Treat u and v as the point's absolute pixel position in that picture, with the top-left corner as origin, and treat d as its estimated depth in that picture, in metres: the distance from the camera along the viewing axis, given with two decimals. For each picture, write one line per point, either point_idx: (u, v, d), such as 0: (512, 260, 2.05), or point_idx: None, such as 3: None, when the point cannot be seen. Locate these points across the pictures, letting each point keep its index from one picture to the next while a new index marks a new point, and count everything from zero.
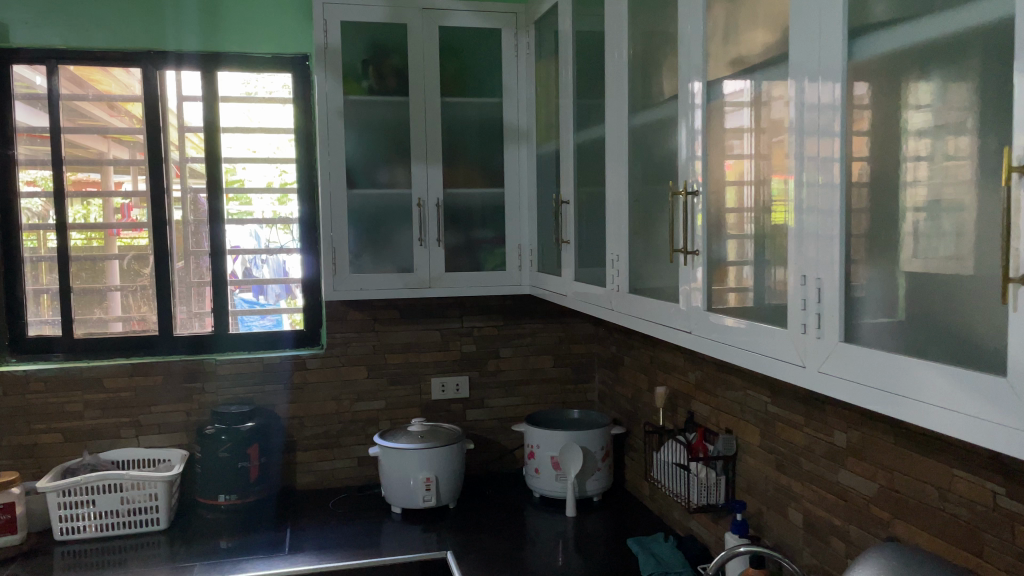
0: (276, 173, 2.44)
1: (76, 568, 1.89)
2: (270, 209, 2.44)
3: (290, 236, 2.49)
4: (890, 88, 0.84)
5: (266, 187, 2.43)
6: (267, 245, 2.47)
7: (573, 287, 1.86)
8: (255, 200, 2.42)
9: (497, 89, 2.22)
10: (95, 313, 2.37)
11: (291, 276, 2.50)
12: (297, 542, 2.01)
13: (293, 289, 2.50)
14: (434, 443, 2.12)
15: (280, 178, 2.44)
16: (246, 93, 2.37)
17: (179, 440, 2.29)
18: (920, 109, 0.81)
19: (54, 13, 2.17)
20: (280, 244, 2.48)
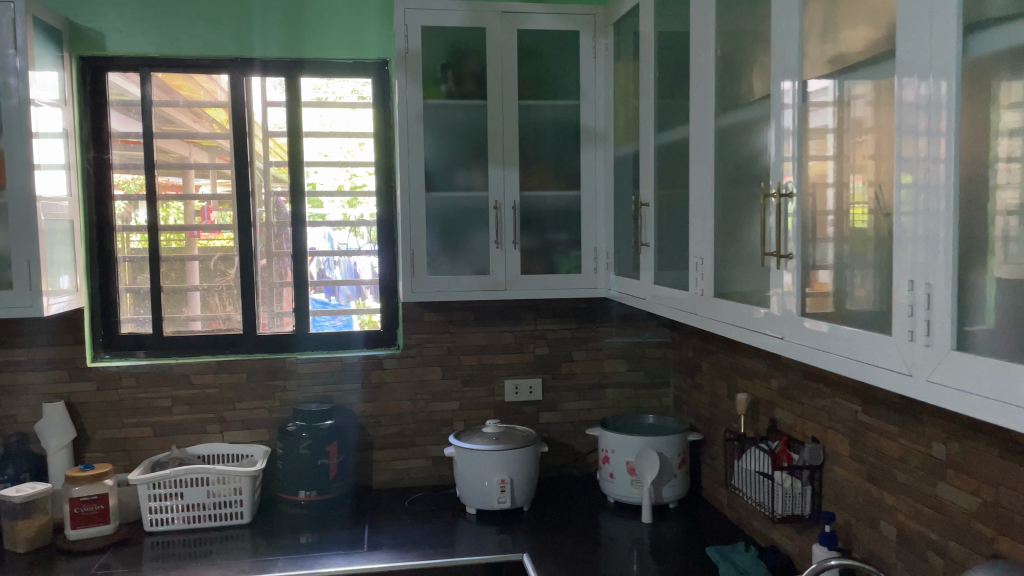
0: (346, 175, 2.47)
1: (166, 558, 1.96)
2: (341, 211, 2.49)
3: (362, 239, 2.50)
4: (985, 88, 0.84)
5: (336, 189, 2.48)
6: (340, 247, 2.50)
7: (652, 291, 1.84)
8: (326, 203, 2.49)
9: (575, 92, 2.21)
10: (181, 313, 2.46)
11: (363, 277, 2.53)
12: (375, 540, 2.04)
13: (364, 290, 2.52)
14: (511, 445, 2.12)
15: (351, 181, 2.47)
16: (317, 99, 2.43)
17: (262, 436, 2.35)
18: (1012, 108, 0.81)
19: (147, 23, 2.26)
20: (353, 248, 2.50)
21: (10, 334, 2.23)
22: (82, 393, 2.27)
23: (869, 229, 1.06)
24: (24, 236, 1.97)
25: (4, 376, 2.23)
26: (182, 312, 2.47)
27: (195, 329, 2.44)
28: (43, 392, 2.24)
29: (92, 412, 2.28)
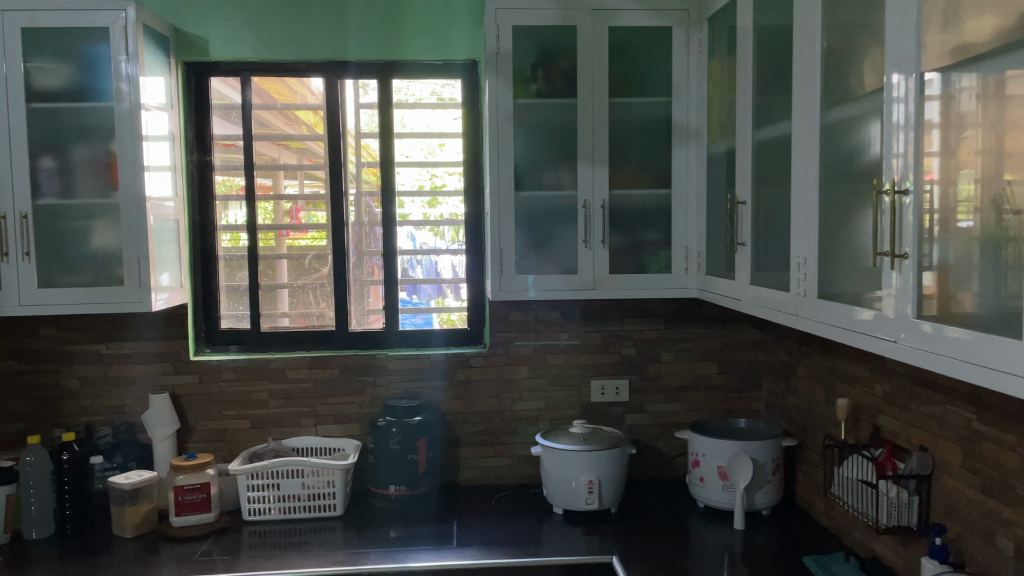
0: (426, 176, 2.50)
1: (263, 547, 2.02)
2: (422, 211, 2.51)
3: (441, 238, 2.53)
4: None
5: (416, 189, 2.49)
6: (422, 246, 2.52)
7: (748, 292, 1.80)
8: (407, 203, 2.50)
9: (667, 88, 2.18)
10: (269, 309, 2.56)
11: (444, 276, 2.54)
12: (464, 536, 2.06)
13: (444, 289, 2.53)
14: (598, 446, 2.10)
15: (431, 181, 2.50)
16: (398, 101, 2.48)
17: (353, 430, 2.41)
18: None
19: (248, 28, 2.34)
20: (434, 246, 2.53)
21: (120, 327, 2.34)
22: (185, 385, 2.37)
23: (982, 227, 1.03)
24: (135, 234, 2.06)
25: (114, 368, 2.34)
26: (272, 309, 2.56)
27: (283, 325, 2.51)
28: (149, 384, 2.35)
29: (194, 403, 2.37)
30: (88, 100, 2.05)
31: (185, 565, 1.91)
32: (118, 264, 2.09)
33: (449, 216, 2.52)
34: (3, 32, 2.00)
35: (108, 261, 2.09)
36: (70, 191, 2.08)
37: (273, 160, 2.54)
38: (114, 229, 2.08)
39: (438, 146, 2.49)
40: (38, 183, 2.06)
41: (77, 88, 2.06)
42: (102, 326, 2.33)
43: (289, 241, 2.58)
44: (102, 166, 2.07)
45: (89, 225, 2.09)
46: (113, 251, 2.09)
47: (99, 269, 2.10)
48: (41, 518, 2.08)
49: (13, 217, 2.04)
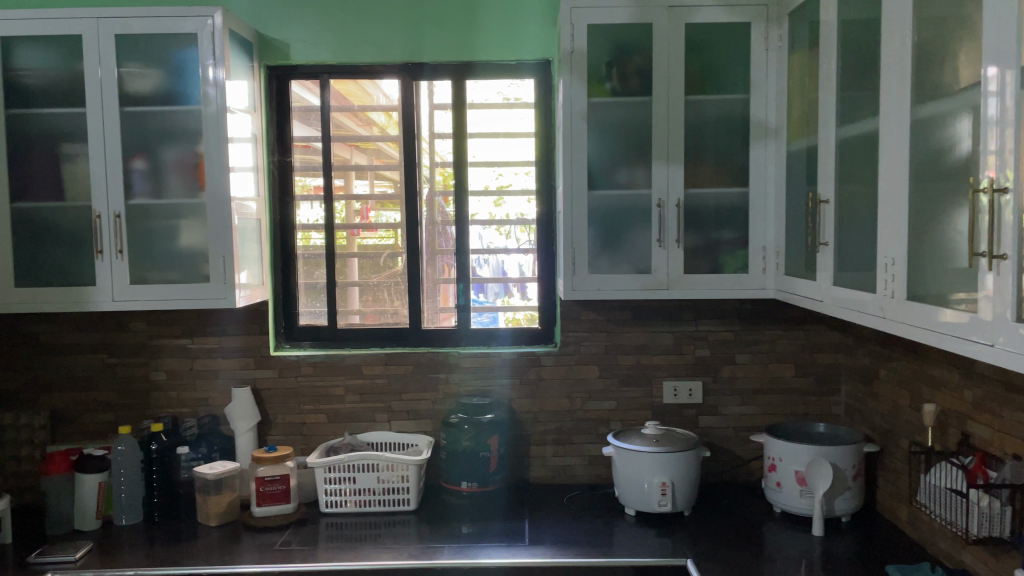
0: (493, 176, 2.51)
1: (339, 539, 2.07)
2: (488, 211, 2.52)
3: (508, 238, 2.53)
4: None
5: (482, 190, 2.50)
6: (489, 246, 2.54)
7: (831, 293, 1.75)
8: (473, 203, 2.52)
9: (746, 85, 2.14)
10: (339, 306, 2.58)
11: (510, 275, 2.54)
12: (536, 534, 2.06)
13: (510, 288, 2.54)
14: (672, 448, 2.07)
15: (497, 181, 2.51)
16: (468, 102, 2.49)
17: (426, 426, 2.44)
18: None
19: (328, 32, 2.39)
20: (501, 246, 2.54)
21: (204, 323, 2.42)
22: (266, 379, 2.44)
23: None
24: (220, 233, 2.14)
25: (199, 362, 2.42)
26: (344, 307, 2.57)
27: (354, 322, 2.55)
28: (232, 377, 2.43)
29: (273, 397, 2.44)
30: (178, 104, 2.14)
31: (267, 554, 1.97)
32: (204, 262, 2.17)
33: (516, 214, 2.53)
34: (99, 39, 2.09)
35: (195, 259, 2.17)
36: (160, 192, 2.16)
37: (346, 160, 2.56)
38: (200, 228, 2.16)
39: (506, 146, 2.50)
40: (131, 184, 2.15)
41: (166, 93, 2.14)
42: (188, 322, 2.42)
43: (364, 242, 2.58)
44: (191, 167, 2.15)
45: (176, 224, 2.17)
46: (200, 249, 2.17)
47: (186, 266, 2.18)
48: (130, 505, 2.18)
49: (107, 216, 2.13)
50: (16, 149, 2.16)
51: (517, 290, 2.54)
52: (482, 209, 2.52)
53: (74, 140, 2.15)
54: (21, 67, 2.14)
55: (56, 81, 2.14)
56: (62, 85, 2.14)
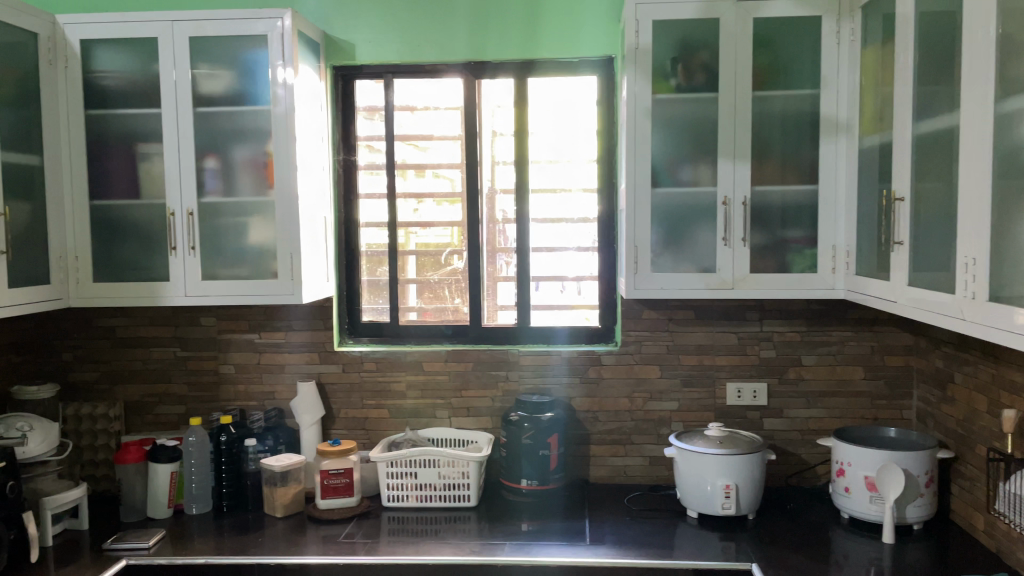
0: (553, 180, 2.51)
1: (401, 533, 2.09)
2: (546, 209, 2.52)
3: (567, 238, 2.52)
4: None
5: (542, 188, 2.51)
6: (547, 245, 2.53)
7: (906, 294, 1.70)
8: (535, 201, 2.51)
9: (816, 80, 2.09)
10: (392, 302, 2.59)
11: (567, 273, 2.53)
12: (597, 534, 2.05)
13: (567, 286, 2.53)
14: (736, 450, 2.04)
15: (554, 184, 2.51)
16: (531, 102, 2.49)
17: (486, 423, 2.46)
18: None
19: (393, 32, 2.42)
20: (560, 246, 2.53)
21: (271, 319, 2.48)
22: (330, 374, 2.48)
23: None
24: (287, 230, 2.18)
25: (266, 356, 2.48)
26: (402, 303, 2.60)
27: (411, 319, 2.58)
28: (297, 372, 2.48)
29: (337, 392, 2.48)
30: (248, 105, 2.19)
31: (330, 546, 2.00)
32: (272, 258, 2.21)
33: (573, 216, 2.51)
34: (174, 42, 2.16)
35: (263, 256, 2.22)
36: (231, 190, 2.21)
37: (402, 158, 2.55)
38: (269, 225, 2.21)
39: (566, 145, 2.49)
40: (203, 182, 2.21)
41: (237, 94, 2.19)
42: (255, 317, 2.48)
43: (417, 240, 2.60)
44: (260, 166, 2.20)
45: (246, 221, 2.22)
46: (268, 246, 2.21)
47: (253, 262, 2.23)
48: (200, 494, 2.25)
49: (181, 214, 2.20)
50: (95, 148, 2.24)
51: (573, 289, 2.53)
52: (543, 206, 2.52)
53: (149, 140, 2.22)
54: (100, 69, 2.22)
55: (132, 83, 2.21)
56: (138, 86, 2.21)
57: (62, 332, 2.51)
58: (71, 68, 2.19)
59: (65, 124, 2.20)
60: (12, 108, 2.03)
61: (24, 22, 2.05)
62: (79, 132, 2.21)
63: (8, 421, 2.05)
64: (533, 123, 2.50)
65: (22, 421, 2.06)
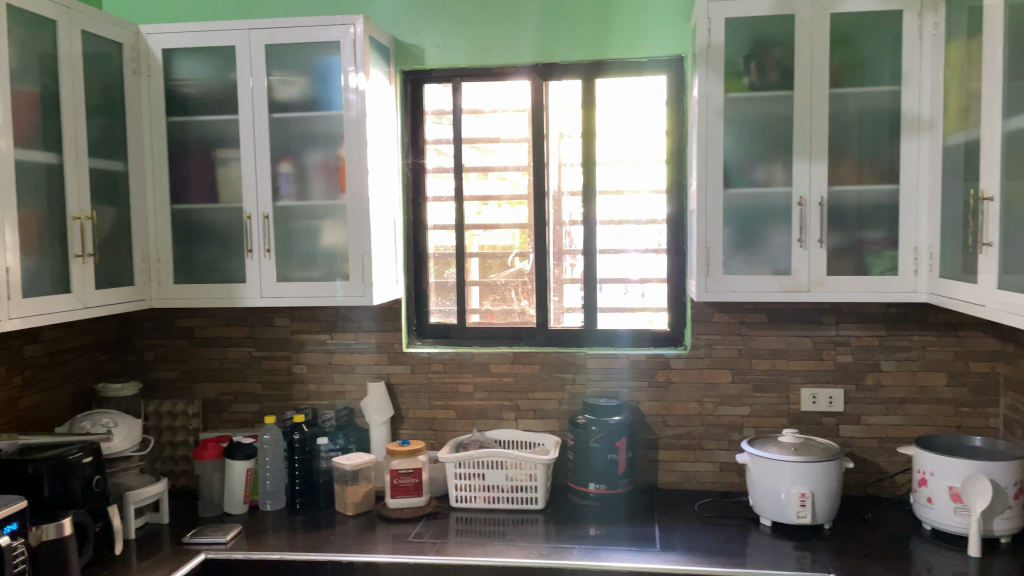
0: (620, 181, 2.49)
1: (469, 534, 2.10)
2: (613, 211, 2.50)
3: (631, 237, 2.49)
4: None
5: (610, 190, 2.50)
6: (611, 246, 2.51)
7: (995, 297, 1.63)
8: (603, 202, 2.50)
9: (897, 76, 2.02)
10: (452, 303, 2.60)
11: (630, 276, 2.50)
12: (667, 540, 2.02)
13: (630, 287, 2.50)
14: (811, 458, 1.99)
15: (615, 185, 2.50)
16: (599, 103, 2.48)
17: (552, 426, 2.45)
18: None
19: (462, 36, 2.44)
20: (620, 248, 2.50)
21: (342, 319, 2.52)
22: (399, 375, 2.51)
23: None
24: (358, 233, 2.22)
25: (337, 356, 2.52)
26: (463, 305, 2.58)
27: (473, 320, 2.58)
28: (367, 372, 2.52)
29: (406, 392, 2.51)
30: (320, 110, 2.23)
31: (401, 545, 2.02)
32: (343, 260, 2.25)
33: (638, 217, 2.48)
34: (251, 50, 2.22)
35: (335, 258, 2.26)
36: (305, 194, 2.26)
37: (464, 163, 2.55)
38: (341, 228, 2.25)
39: (634, 146, 2.47)
40: (278, 186, 2.26)
41: (310, 100, 2.24)
42: (326, 318, 2.52)
43: (481, 242, 2.59)
44: (333, 170, 2.24)
45: (319, 224, 2.27)
46: (339, 249, 2.25)
47: (326, 264, 2.27)
48: (274, 491, 2.30)
49: (257, 217, 2.25)
50: (176, 154, 2.31)
51: (637, 290, 2.50)
52: (610, 208, 2.50)
53: (226, 146, 2.28)
54: (180, 77, 2.29)
55: (211, 91, 2.28)
56: (216, 93, 2.28)
57: (144, 332, 2.60)
58: (154, 77, 2.27)
59: (147, 131, 2.28)
60: (98, 116, 2.11)
61: (109, 32, 2.14)
62: (161, 138, 2.29)
63: (94, 419, 2.14)
64: (600, 124, 2.48)
65: (107, 417, 2.14)
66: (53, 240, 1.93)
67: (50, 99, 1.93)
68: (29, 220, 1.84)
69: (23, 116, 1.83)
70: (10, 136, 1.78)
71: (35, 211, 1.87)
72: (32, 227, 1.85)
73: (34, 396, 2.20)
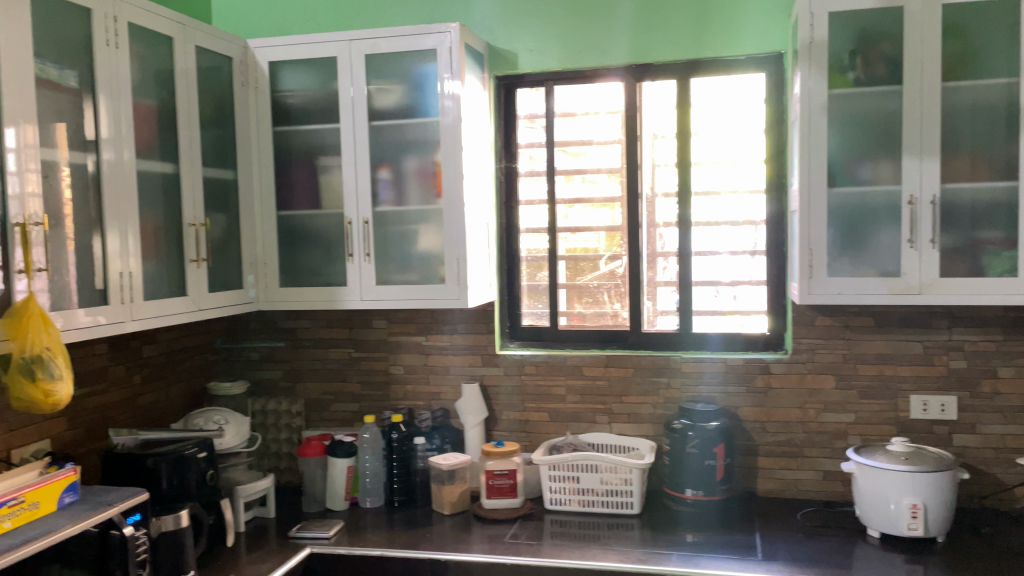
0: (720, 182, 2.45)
1: (564, 537, 2.10)
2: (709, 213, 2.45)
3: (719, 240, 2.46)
4: None
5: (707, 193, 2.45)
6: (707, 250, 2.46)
7: None
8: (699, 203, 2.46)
9: (1015, 67, 1.92)
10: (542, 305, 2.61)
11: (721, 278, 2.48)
12: (770, 549, 1.97)
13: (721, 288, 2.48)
14: (923, 468, 1.90)
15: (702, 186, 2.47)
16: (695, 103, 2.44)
17: (647, 430, 2.43)
18: None
19: (556, 40, 2.44)
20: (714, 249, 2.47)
21: (437, 321, 2.56)
22: (493, 377, 2.54)
23: None
24: (455, 237, 2.26)
25: (433, 357, 2.57)
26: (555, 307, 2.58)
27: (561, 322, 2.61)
28: (462, 373, 2.56)
29: (500, 394, 2.54)
30: (418, 117, 2.28)
31: (497, 546, 2.04)
32: (440, 263, 2.30)
33: (732, 218, 2.45)
34: (352, 61, 2.28)
35: (431, 261, 2.31)
36: (402, 199, 2.31)
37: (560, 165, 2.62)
38: (437, 232, 2.29)
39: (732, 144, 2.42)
40: (377, 192, 2.32)
41: (408, 107, 2.29)
42: (422, 320, 2.57)
43: (567, 245, 2.60)
44: (429, 176, 2.29)
45: (417, 229, 2.32)
46: (436, 252, 2.30)
47: (423, 267, 2.32)
48: (374, 488, 2.37)
49: (357, 222, 2.31)
50: (282, 162, 2.41)
51: (728, 294, 2.47)
52: (705, 210, 2.46)
53: (328, 153, 2.36)
54: (285, 88, 2.38)
55: (315, 101, 2.36)
56: (320, 103, 2.36)
57: (251, 334, 2.72)
58: (261, 89, 2.37)
59: (254, 140, 2.38)
60: (210, 127, 2.22)
61: (221, 47, 2.24)
62: (268, 146, 2.38)
63: (207, 415, 2.24)
64: (696, 123, 2.45)
65: (219, 415, 2.24)
66: (170, 246, 2.04)
67: (167, 112, 2.04)
68: (148, 227, 1.95)
69: (143, 129, 1.94)
70: (132, 148, 1.89)
71: (154, 219, 1.98)
72: (151, 234, 1.96)
73: (152, 393, 2.33)
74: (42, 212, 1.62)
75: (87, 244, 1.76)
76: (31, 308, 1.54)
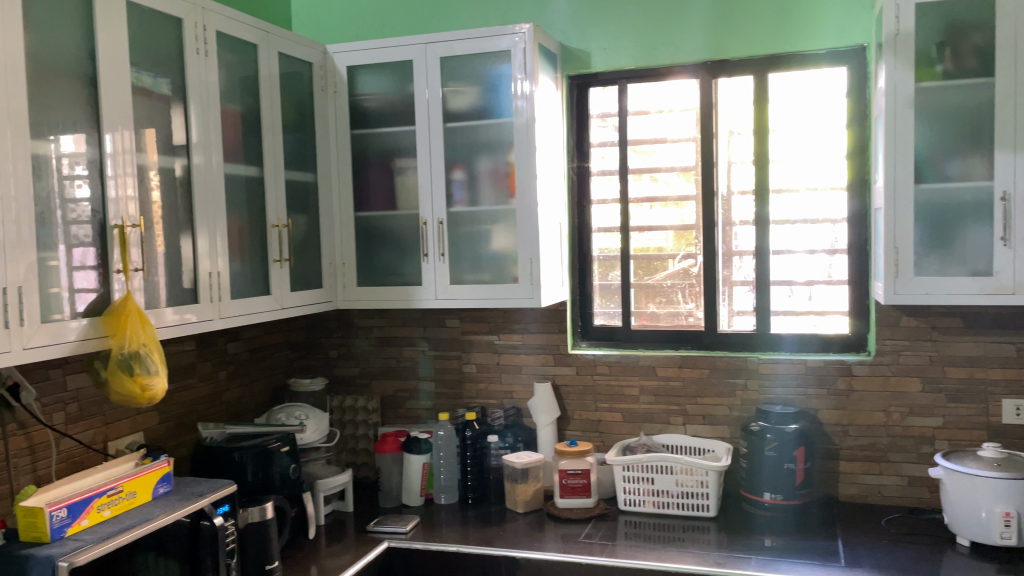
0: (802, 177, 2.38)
1: (639, 538, 2.09)
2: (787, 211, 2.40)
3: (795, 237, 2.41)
4: None
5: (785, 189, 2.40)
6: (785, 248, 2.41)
7: None
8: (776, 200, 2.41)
9: None
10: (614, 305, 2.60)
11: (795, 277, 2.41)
12: (853, 556, 1.92)
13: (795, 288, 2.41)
14: (1017, 474, 1.83)
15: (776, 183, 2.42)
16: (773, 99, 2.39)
17: (723, 432, 2.39)
18: None
19: (630, 38, 2.43)
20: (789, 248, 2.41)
21: (510, 321, 2.58)
22: (565, 376, 2.54)
23: None
24: (528, 236, 2.27)
25: (505, 357, 2.59)
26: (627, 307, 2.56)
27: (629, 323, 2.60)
28: (534, 372, 2.57)
29: (572, 394, 2.54)
30: (492, 118, 2.30)
31: (571, 545, 2.05)
32: (513, 263, 2.31)
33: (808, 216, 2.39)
34: (427, 63, 2.32)
35: (504, 261, 2.33)
36: (475, 200, 2.34)
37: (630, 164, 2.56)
38: (511, 232, 2.31)
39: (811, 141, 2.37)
40: (451, 193, 2.35)
41: (481, 108, 2.32)
42: (495, 320, 2.59)
43: (636, 244, 2.57)
44: (503, 176, 2.30)
45: (491, 229, 2.34)
46: (509, 252, 2.32)
47: (496, 267, 2.34)
48: (448, 485, 2.41)
49: (432, 223, 2.35)
50: (359, 165, 2.46)
51: (803, 294, 2.40)
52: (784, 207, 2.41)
53: (404, 155, 2.40)
54: (363, 92, 2.43)
55: (391, 104, 2.40)
56: (396, 105, 2.40)
57: (328, 332, 2.78)
58: (339, 92, 2.42)
59: (333, 143, 2.44)
60: (292, 131, 2.28)
61: (302, 53, 2.31)
62: (346, 149, 2.44)
63: (289, 411, 2.30)
64: (774, 119, 2.40)
65: (300, 411, 2.30)
66: (255, 247, 2.11)
67: (252, 117, 2.11)
68: (235, 228, 2.02)
69: (229, 133, 2.01)
70: (220, 152, 1.96)
71: (240, 221, 2.05)
72: (237, 234, 2.03)
73: (236, 389, 2.41)
74: (138, 214, 1.70)
75: (178, 245, 1.83)
76: (129, 306, 1.62)
